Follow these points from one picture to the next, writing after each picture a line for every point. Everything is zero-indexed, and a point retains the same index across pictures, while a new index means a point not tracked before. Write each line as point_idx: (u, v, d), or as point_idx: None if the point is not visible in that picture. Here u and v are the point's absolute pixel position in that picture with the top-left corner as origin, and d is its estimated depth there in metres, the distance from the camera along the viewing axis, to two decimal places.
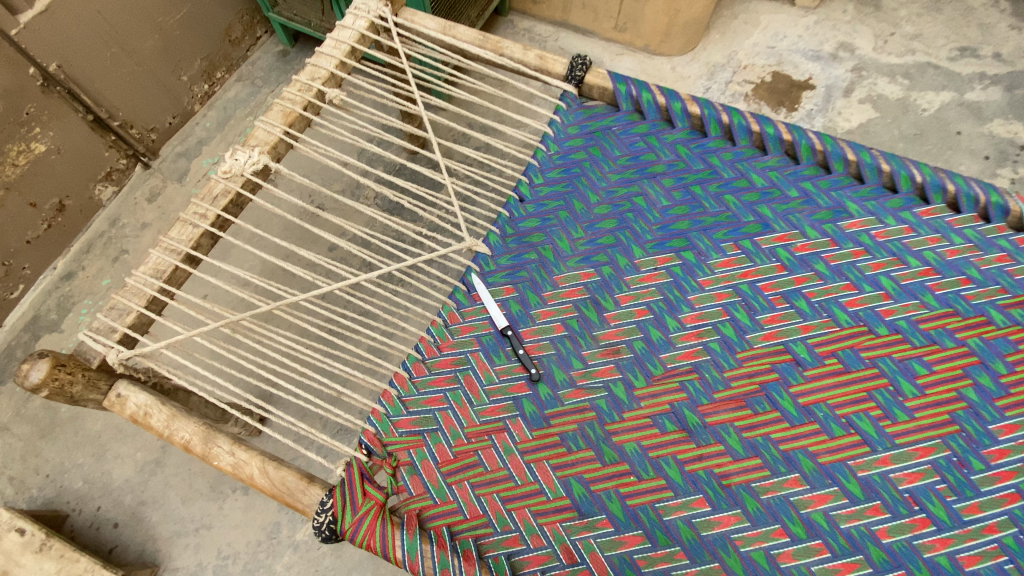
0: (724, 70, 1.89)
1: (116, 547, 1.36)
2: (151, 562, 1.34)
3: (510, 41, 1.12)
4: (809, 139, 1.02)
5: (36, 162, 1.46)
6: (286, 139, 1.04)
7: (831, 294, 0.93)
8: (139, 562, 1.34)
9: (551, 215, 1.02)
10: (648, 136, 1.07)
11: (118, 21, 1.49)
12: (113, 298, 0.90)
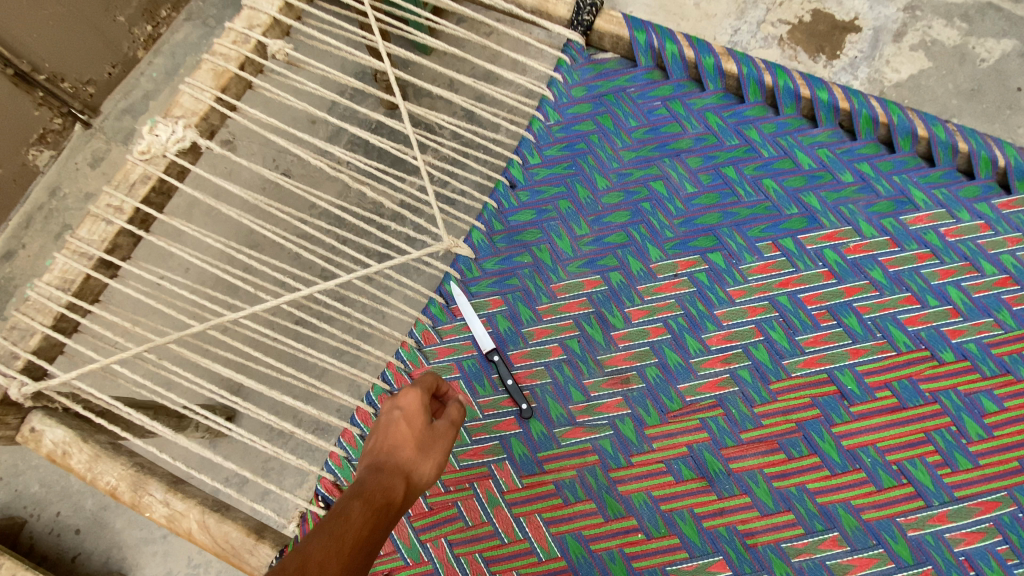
0: (756, 8, 1.61)
1: (79, 555, 1.39)
2: (117, 569, 1.37)
3: None
4: (871, 109, 0.80)
5: None
6: (219, 108, 0.83)
7: (888, 310, 0.75)
8: (105, 570, 1.37)
9: (548, 205, 0.84)
10: (671, 102, 0.86)
11: None
12: (14, 316, 0.75)
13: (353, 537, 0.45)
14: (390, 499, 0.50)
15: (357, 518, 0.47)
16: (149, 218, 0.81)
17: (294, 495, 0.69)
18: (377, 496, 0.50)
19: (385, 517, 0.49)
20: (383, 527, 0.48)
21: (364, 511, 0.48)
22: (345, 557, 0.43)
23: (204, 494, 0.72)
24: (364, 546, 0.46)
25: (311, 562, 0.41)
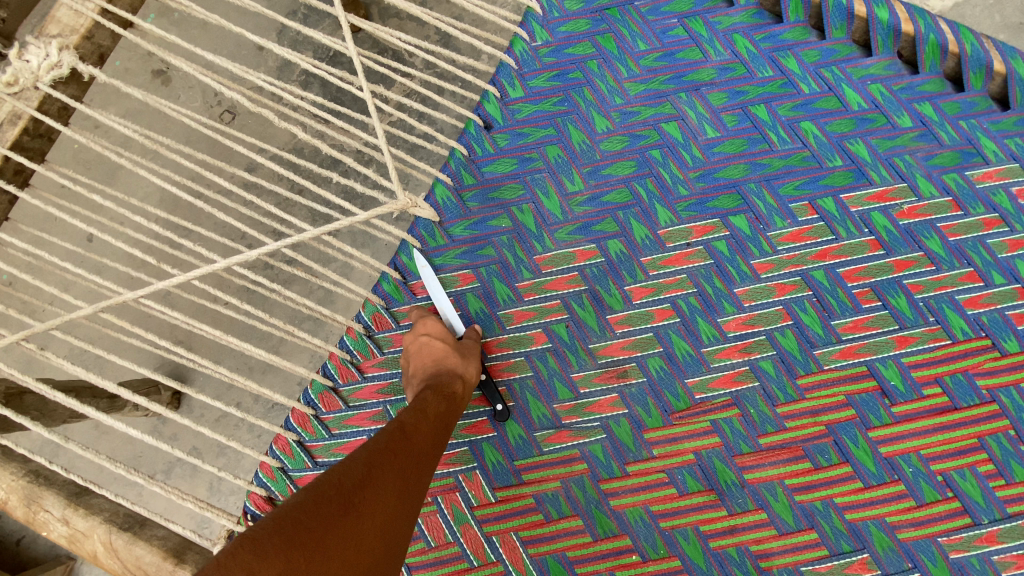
0: None
1: (25, 538, 1.31)
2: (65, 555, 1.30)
3: None
4: (940, 32, 0.63)
5: None
6: (107, 23, 0.65)
7: (945, 289, 0.61)
8: (53, 555, 1.30)
9: (533, 154, 0.67)
10: (689, 19, 0.68)
11: None
12: None
13: (434, 416, 0.52)
14: (455, 389, 0.55)
15: (430, 404, 0.53)
16: (23, 168, 0.65)
17: (217, 513, 0.59)
18: (444, 385, 0.55)
19: (455, 402, 0.55)
20: (455, 411, 0.55)
21: (436, 396, 0.54)
22: (433, 428, 0.51)
23: (114, 508, 0.59)
24: (444, 423, 0.53)
25: (405, 429, 0.49)
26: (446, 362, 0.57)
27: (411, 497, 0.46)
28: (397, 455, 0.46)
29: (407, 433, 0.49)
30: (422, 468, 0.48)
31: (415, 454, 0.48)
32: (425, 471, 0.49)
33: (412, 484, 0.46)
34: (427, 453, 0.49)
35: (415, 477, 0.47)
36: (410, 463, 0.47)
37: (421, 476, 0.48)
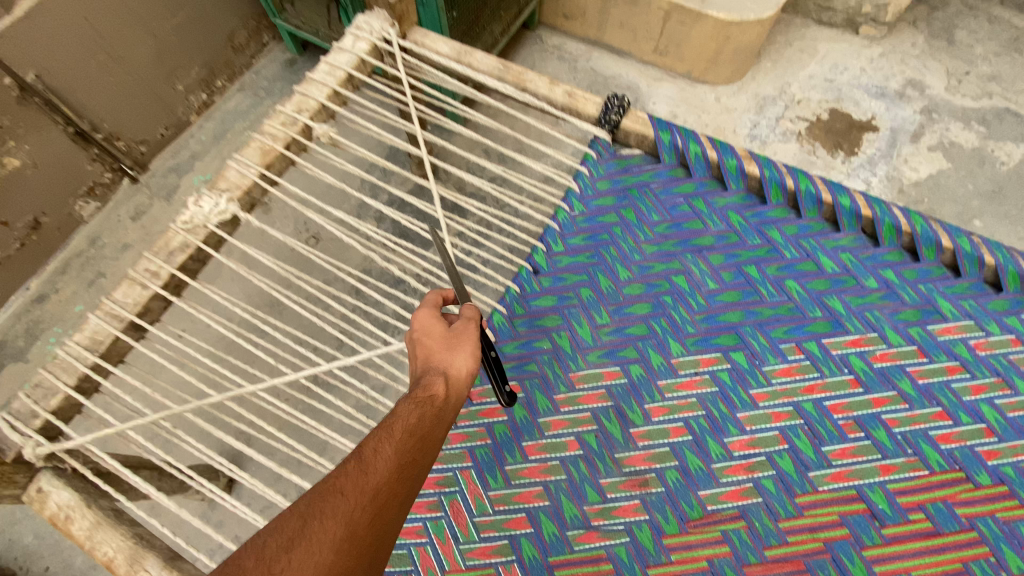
0: (775, 104, 1.69)
1: None
2: None
3: (535, 73, 0.95)
4: (894, 217, 0.80)
5: (11, 180, 1.37)
6: (263, 184, 0.88)
7: (919, 424, 0.72)
8: None
9: (570, 292, 0.85)
10: (693, 199, 0.88)
11: (103, 27, 1.38)
12: (41, 373, 0.77)
13: (401, 438, 0.54)
14: (434, 393, 0.59)
15: (400, 422, 0.56)
16: (181, 284, 0.84)
17: None
18: (422, 398, 0.59)
19: (434, 410, 0.58)
20: (434, 421, 0.57)
21: (406, 415, 0.57)
22: (399, 453, 0.53)
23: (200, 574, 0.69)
24: (418, 440, 0.55)
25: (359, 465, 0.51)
26: (432, 363, 0.63)
27: (373, 532, 0.48)
28: (344, 496, 0.48)
29: (361, 471, 0.51)
30: (385, 498, 0.50)
31: (373, 488, 0.50)
32: (392, 497, 0.50)
33: (373, 516, 0.48)
34: (391, 481, 0.51)
35: (374, 510, 0.49)
36: (363, 500, 0.49)
37: (384, 506, 0.50)
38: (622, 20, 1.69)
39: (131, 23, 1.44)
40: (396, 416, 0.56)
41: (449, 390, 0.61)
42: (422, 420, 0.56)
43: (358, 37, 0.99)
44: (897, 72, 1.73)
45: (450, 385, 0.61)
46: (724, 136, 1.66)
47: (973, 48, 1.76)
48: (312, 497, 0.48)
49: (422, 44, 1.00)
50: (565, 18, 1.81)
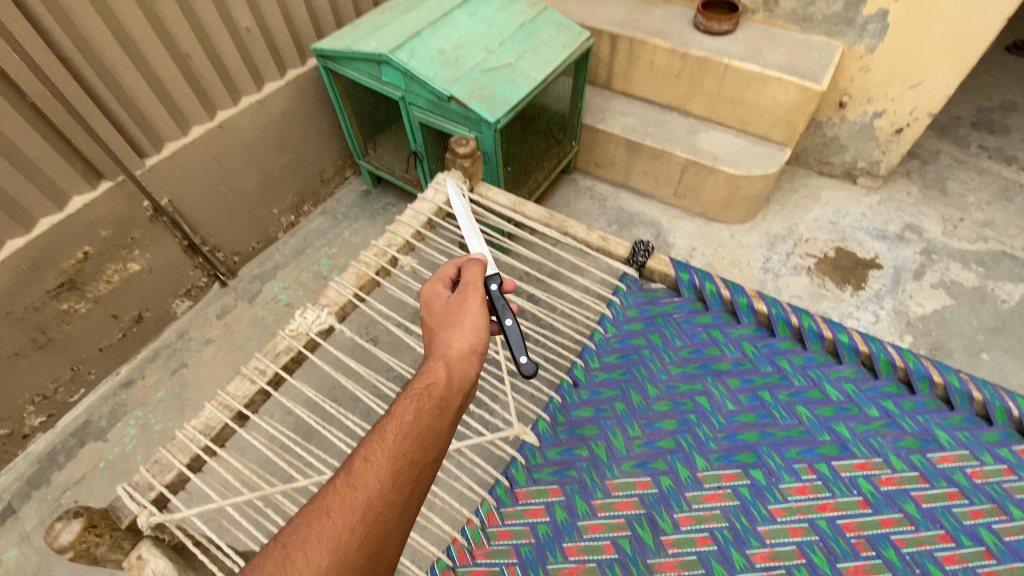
0: (785, 241, 1.91)
1: None
2: None
3: (576, 221, 1.20)
4: (888, 353, 0.94)
5: (130, 281, 1.65)
6: (354, 300, 1.11)
7: (925, 546, 0.79)
8: None
9: (606, 405, 0.98)
10: (711, 328, 1.04)
11: (228, 166, 1.74)
12: (160, 451, 0.92)
13: (395, 440, 0.60)
14: (429, 387, 0.66)
15: (395, 423, 0.61)
16: (281, 378, 1.02)
17: None
18: (416, 396, 0.65)
19: (429, 405, 0.64)
20: (430, 415, 0.64)
21: (398, 418, 0.62)
22: (390, 457, 0.58)
23: None
24: (413, 439, 0.61)
25: (354, 477, 0.56)
26: (427, 360, 0.70)
27: (369, 541, 0.52)
28: (333, 512, 0.53)
29: (351, 483, 0.56)
30: (382, 503, 0.55)
31: (363, 498, 0.54)
32: (391, 499, 0.56)
33: (369, 527, 0.53)
34: (385, 485, 0.56)
35: (367, 518, 0.53)
36: (353, 516, 0.53)
37: (383, 509, 0.55)
38: (646, 169, 2.00)
39: (247, 161, 1.79)
40: (391, 418, 0.62)
41: (446, 377, 0.68)
42: (416, 418, 0.62)
43: (438, 190, 1.33)
44: (896, 216, 1.95)
45: (447, 371, 0.69)
46: (740, 267, 1.85)
47: (964, 198, 1.97)
48: (303, 518, 0.52)
49: (486, 197, 1.36)
50: (597, 165, 2.14)
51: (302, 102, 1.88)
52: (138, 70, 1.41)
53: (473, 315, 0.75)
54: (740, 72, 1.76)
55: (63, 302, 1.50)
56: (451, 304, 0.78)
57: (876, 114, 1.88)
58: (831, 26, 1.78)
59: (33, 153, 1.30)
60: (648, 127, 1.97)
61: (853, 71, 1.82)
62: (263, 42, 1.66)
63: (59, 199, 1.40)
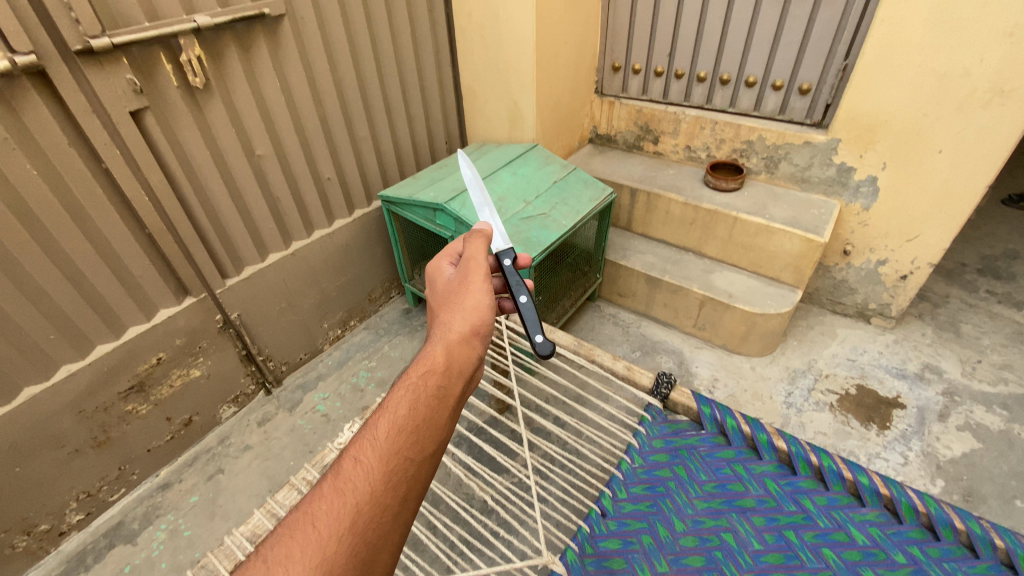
0: (805, 376, 1.97)
1: None
2: None
3: (601, 350, 1.34)
4: (909, 497, 0.97)
5: (189, 385, 1.80)
6: None
7: None
8: None
9: (634, 537, 1.01)
10: (734, 463, 1.10)
11: (292, 286, 1.98)
12: (207, 556, 0.97)
13: (385, 440, 0.63)
14: (423, 379, 0.70)
15: (387, 422, 0.65)
16: None
17: None
18: (410, 389, 0.69)
19: (423, 398, 0.68)
20: (422, 411, 0.67)
21: (388, 416, 0.66)
22: (379, 456, 0.62)
23: None
24: (405, 435, 0.64)
25: (345, 482, 0.60)
26: (424, 351, 0.75)
27: (359, 540, 0.57)
28: (321, 517, 0.57)
29: (342, 487, 0.60)
30: (374, 503, 0.59)
31: (352, 501, 0.59)
32: (383, 498, 0.60)
33: (359, 528, 0.57)
34: (377, 486, 0.60)
35: (357, 521, 0.58)
36: (342, 519, 0.57)
37: (374, 509, 0.59)
38: (666, 302, 2.16)
39: (308, 282, 2.04)
40: (384, 416, 0.66)
41: (442, 365, 0.72)
42: (407, 414, 0.66)
43: None
44: (913, 355, 2.01)
45: (443, 357, 0.73)
46: (762, 400, 1.90)
47: (979, 340, 2.04)
48: (295, 524, 0.57)
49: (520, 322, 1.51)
50: (621, 295, 2.32)
51: (362, 235, 2.19)
52: (237, 209, 1.71)
53: (473, 301, 0.81)
54: (749, 223, 1.99)
55: (129, 403, 1.63)
56: (454, 291, 0.84)
57: (880, 262, 2.04)
58: (827, 187, 2.04)
59: (139, 272, 1.54)
60: (667, 264, 2.18)
61: (853, 224, 2.03)
62: (339, 188, 1.99)
63: (148, 310, 1.61)
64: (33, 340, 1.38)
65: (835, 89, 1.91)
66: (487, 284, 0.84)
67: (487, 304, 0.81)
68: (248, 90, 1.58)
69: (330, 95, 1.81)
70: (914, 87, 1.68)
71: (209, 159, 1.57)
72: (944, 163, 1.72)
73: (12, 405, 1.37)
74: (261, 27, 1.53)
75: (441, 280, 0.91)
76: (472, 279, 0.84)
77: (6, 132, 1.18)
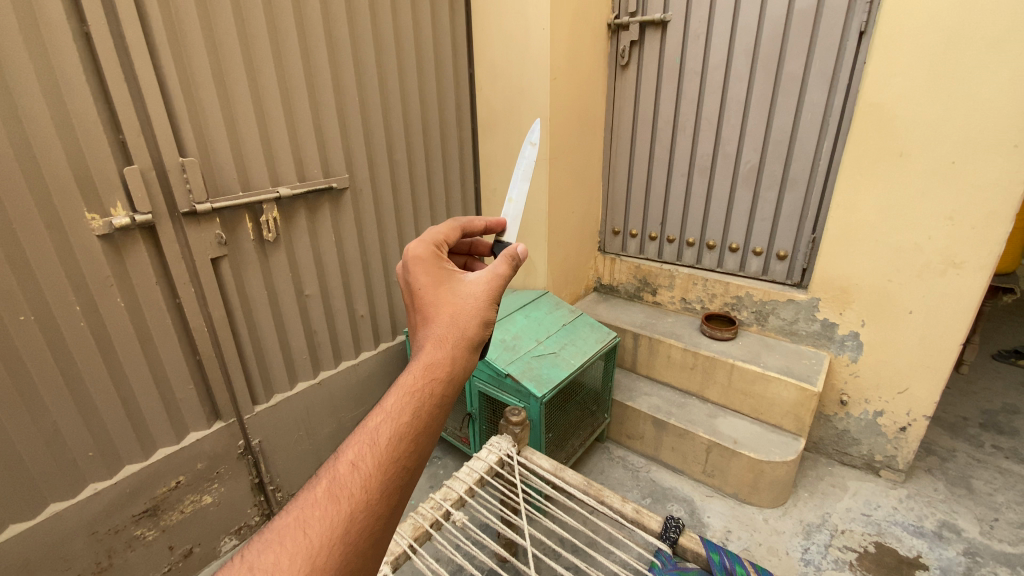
0: (820, 531, 1.92)
1: None
2: None
3: (610, 490, 1.41)
4: None
5: (197, 513, 1.81)
6: (407, 550, 1.28)
7: None
8: None
9: None
10: None
11: (313, 416, 2.10)
12: None
13: (387, 449, 0.65)
14: (430, 387, 0.70)
15: (387, 430, 0.66)
16: None
17: None
18: (414, 394, 0.69)
19: (426, 405, 0.69)
20: (422, 420, 0.68)
21: (390, 423, 0.66)
22: (378, 466, 0.64)
23: None
24: (405, 444, 0.66)
25: (340, 492, 0.62)
26: (430, 355, 0.73)
27: (347, 548, 0.60)
28: (313, 524, 0.60)
29: (338, 493, 0.63)
30: (368, 513, 0.62)
31: (347, 510, 0.62)
32: (378, 508, 0.63)
33: (350, 536, 0.61)
34: (373, 495, 0.63)
35: (350, 530, 0.61)
36: (333, 530, 0.60)
37: (368, 517, 0.62)
38: (674, 445, 2.20)
39: (328, 411, 2.16)
40: (384, 422, 0.67)
41: (448, 373, 0.72)
42: (411, 423, 0.67)
43: (491, 451, 1.61)
44: (929, 511, 1.98)
45: (450, 365, 0.72)
46: (779, 555, 1.83)
47: (993, 496, 2.02)
48: (287, 530, 0.60)
49: (531, 458, 1.59)
50: (628, 437, 2.37)
51: (383, 368, 2.36)
52: (278, 340, 1.90)
53: (487, 311, 0.79)
54: (746, 370, 2.13)
55: (138, 528, 1.64)
56: (467, 294, 0.80)
57: (878, 412, 2.12)
58: (814, 339, 2.22)
59: (181, 395, 1.67)
60: (672, 407, 2.27)
61: (845, 374, 2.16)
62: (369, 324, 2.21)
63: (180, 433, 1.70)
64: (72, 456, 1.46)
65: (809, 256, 2.19)
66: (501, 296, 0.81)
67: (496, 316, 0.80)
68: (308, 242, 1.88)
69: (374, 246, 2.12)
70: (875, 258, 1.94)
71: (263, 296, 1.81)
72: (918, 322, 1.91)
73: (33, 522, 1.42)
74: (327, 196, 1.89)
75: (445, 270, 0.84)
76: (485, 294, 0.80)
77: (110, 271, 1.43)
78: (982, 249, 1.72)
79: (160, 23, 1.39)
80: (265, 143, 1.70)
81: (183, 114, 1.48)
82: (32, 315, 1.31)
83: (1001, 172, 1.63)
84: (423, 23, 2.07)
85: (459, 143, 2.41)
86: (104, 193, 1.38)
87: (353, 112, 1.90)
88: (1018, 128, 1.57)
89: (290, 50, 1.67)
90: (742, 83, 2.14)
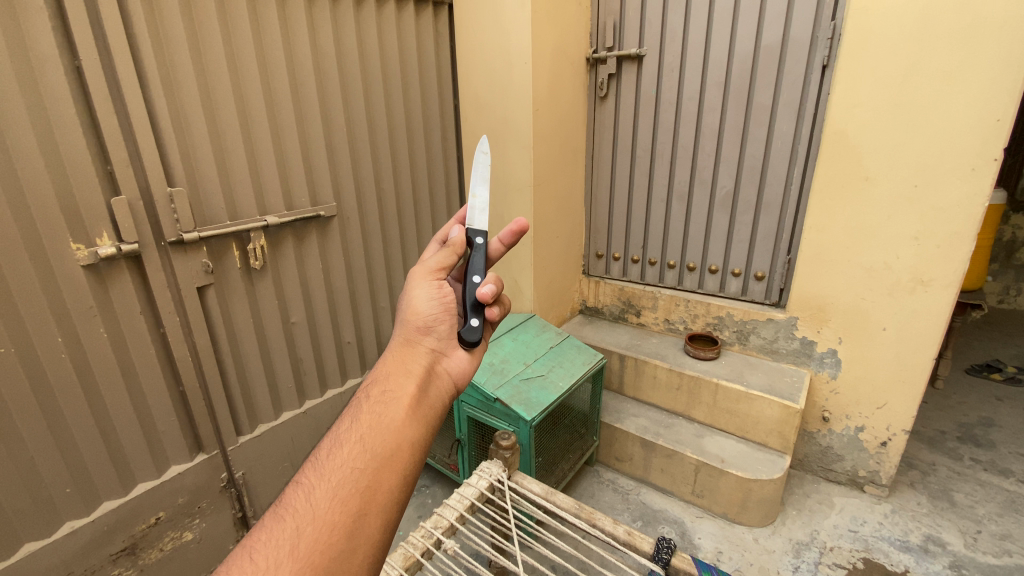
0: (810, 549, 1.93)
1: None
2: None
3: (602, 513, 1.41)
4: None
5: (177, 550, 1.76)
6: None
7: None
8: None
9: None
10: None
11: (298, 445, 2.08)
12: None
13: (329, 459, 0.70)
14: (368, 393, 0.79)
15: (329, 446, 0.72)
16: None
17: None
18: (352, 409, 0.77)
19: (365, 411, 0.76)
20: (363, 423, 0.74)
21: (331, 439, 0.74)
22: (320, 476, 0.68)
23: None
24: (348, 450, 0.71)
25: (283, 513, 0.65)
26: (369, 374, 0.84)
27: (296, 564, 0.60)
28: (260, 547, 0.62)
29: (283, 513, 0.65)
30: (320, 522, 0.63)
31: (293, 525, 0.63)
32: (331, 517, 0.64)
33: (296, 550, 0.61)
34: (323, 504, 0.65)
35: (299, 544, 0.61)
36: (279, 548, 0.61)
37: (320, 528, 0.63)
38: (663, 466, 2.21)
39: (314, 440, 2.14)
40: (326, 442, 0.74)
41: (384, 378, 0.82)
42: (349, 430, 0.73)
43: (481, 476, 1.59)
44: (914, 526, 2.01)
45: (385, 370, 0.83)
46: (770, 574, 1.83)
47: (975, 508, 2.06)
48: (233, 561, 0.61)
49: (521, 482, 1.58)
50: (618, 458, 2.37)
51: None
52: (264, 368, 1.89)
53: (416, 294, 0.93)
54: (730, 390, 2.17)
55: (115, 568, 1.59)
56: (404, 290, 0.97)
57: (859, 428, 2.16)
58: (794, 357, 2.27)
59: (163, 428, 1.64)
60: (659, 428, 2.29)
61: (825, 392, 2.21)
62: (356, 350, 2.21)
63: (161, 467, 1.66)
64: (49, 493, 1.41)
65: (785, 277, 2.26)
66: (434, 278, 0.96)
67: (427, 296, 0.93)
68: (295, 269, 1.89)
69: (361, 273, 2.14)
70: (848, 278, 2.02)
71: (249, 323, 1.80)
72: (892, 337, 1.98)
73: (5, 564, 1.36)
74: (314, 223, 1.91)
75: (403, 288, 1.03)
76: (412, 291, 0.94)
77: (93, 301, 1.41)
78: (949, 268, 1.80)
79: (152, 59, 1.42)
80: (254, 174, 1.72)
81: (172, 146, 1.51)
82: (11, 347, 1.29)
83: (962, 194, 1.72)
84: (410, 58, 2.15)
85: (445, 170, 2.47)
86: (90, 224, 1.38)
87: (341, 143, 1.94)
88: (974, 152, 1.68)
89: (280, 83, 1.72)
90: (715, 113, 2.24)
